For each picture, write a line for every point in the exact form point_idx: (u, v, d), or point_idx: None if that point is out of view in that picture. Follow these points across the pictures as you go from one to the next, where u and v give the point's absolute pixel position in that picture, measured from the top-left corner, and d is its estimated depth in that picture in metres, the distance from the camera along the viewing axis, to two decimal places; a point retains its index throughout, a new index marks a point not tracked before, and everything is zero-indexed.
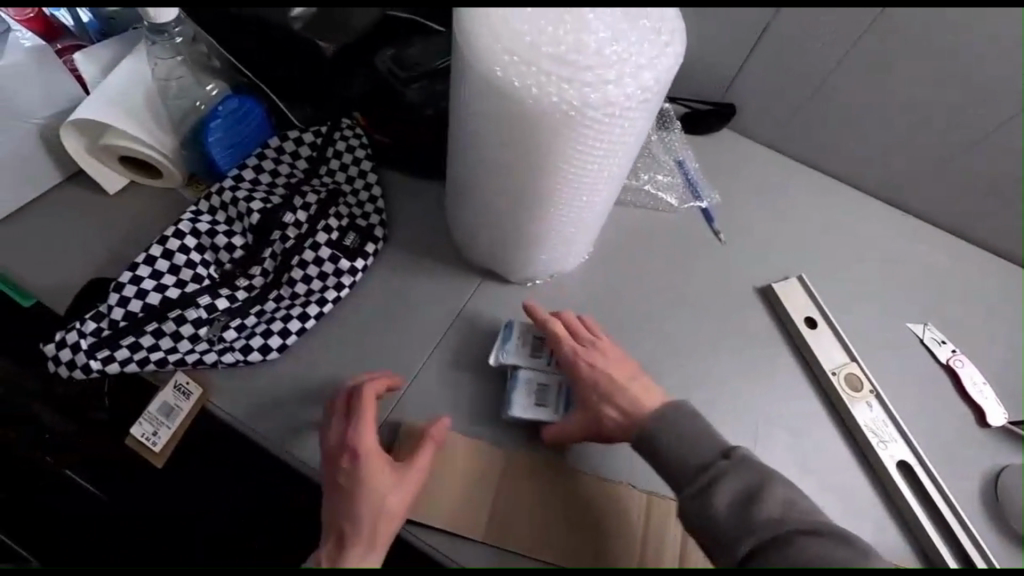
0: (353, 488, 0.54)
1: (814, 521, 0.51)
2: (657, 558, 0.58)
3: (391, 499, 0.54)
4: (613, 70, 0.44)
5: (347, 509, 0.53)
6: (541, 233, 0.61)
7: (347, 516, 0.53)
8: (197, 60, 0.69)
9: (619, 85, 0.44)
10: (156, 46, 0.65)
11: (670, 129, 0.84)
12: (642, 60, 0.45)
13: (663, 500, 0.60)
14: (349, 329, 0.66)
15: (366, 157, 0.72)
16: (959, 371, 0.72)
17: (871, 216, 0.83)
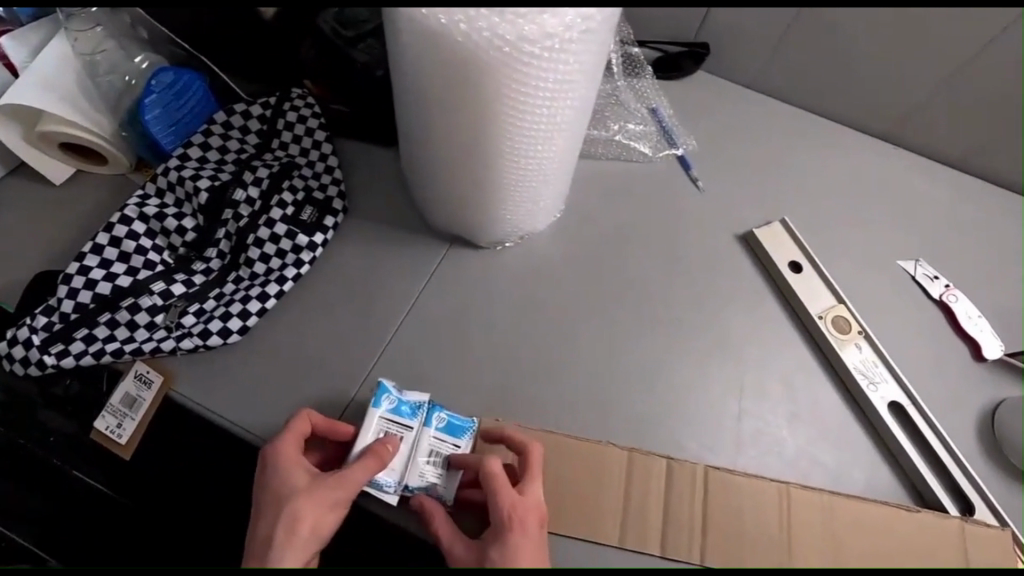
0: (272, 494, 0.51)
1: None
2: (640, 516, 0.57)
3: (304, 502, 0.50)
4: None
5: (264, 520, 0.50)
6: (501, 191, 0.58)
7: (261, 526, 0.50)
8: (123, 32, 0.66)
9: (556, 14, 0.41)
10: (71, 19, 0.63)
11: (641, 76, 0.79)
12: None
13: (644, 457, 0.59)
14: (311, 306, 0.64)
15: (320, 126, 0.69)
16: (953, 306, 0.69)
17: (858, 151, 0.79)
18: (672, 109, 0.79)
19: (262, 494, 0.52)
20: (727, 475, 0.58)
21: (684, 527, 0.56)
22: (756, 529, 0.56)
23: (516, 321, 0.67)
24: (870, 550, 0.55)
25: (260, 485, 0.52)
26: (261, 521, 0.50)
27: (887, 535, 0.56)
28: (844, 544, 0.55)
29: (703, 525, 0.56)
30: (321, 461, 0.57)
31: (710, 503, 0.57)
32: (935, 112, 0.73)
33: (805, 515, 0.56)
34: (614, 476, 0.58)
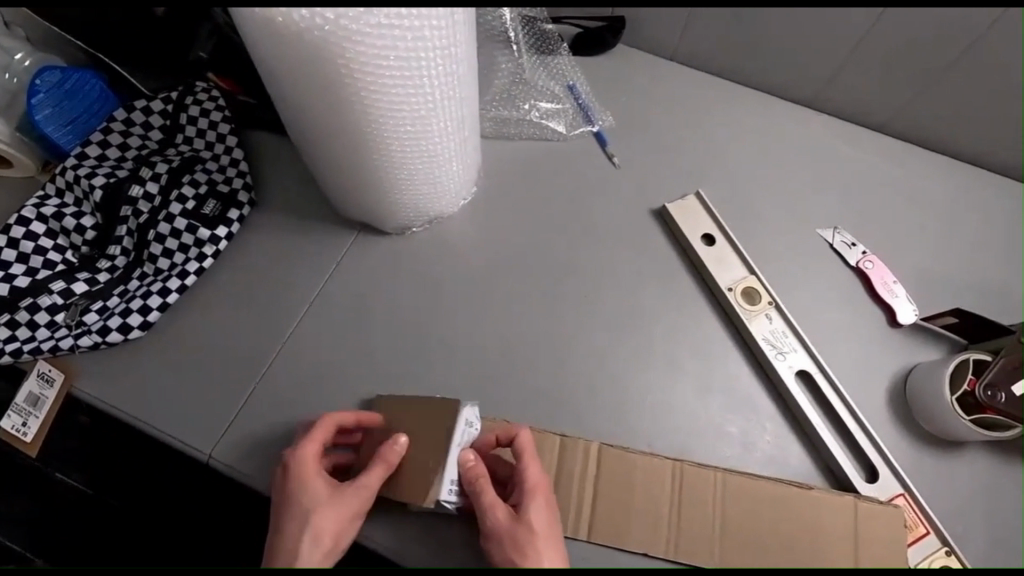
0: (296, 510, 0.52)
1: None
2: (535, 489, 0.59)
3: (331, 525, 0.52)
4: None
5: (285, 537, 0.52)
6: (385, 173, 0.57)
7: (283, 539, 0.52)
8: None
9: None
10: None
11: (558, 54, 0.77)
12: None
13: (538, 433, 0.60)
14: (214, 299, 0.64)
15: (223, 119, 0.68)
16: (869, 273, 0.68)
17: (781, 118, 0.77)
18: (589, 84, 0.78)
19: (287, 509, 0.53)
20: (617, 453, 0.59)
21: (573, 497, 0.58)
22: (643, 500, 0.58)
23: (425, 306, 0.67)
24: (759, 518, 0.57)
25: (287, 499, 0.53)
26: (283, 533, 0.52)
27: (777, 503, 0.57)
28: (734, 514, 0.57)
29: (591, 501, 0.58)
30: (222, 451, 0.58)
31: (600, 480, 0.59)
32: (855, 76, 0.71)
33: (699, 486, 0.58)
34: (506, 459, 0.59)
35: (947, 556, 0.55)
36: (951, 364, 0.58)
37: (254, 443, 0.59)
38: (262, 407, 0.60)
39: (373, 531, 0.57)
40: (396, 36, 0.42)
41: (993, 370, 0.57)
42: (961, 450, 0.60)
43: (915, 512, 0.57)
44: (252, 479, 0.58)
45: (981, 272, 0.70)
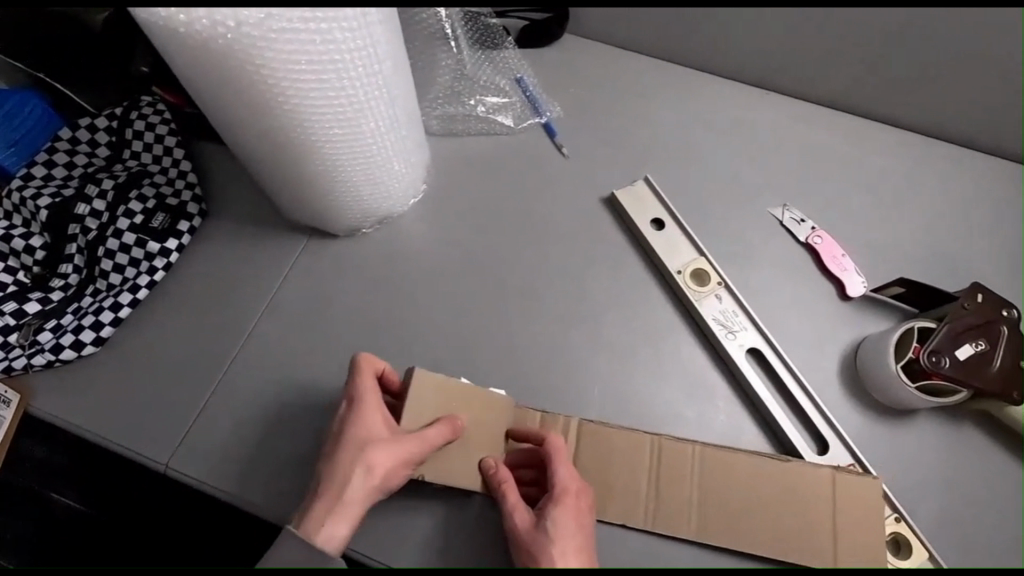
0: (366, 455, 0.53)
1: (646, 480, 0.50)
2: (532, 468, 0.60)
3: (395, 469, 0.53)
4: None
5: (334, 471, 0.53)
6: (324, 176, 0.57)
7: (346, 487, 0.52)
8: None
9: None
10: None
11: (503, 47, 0.77)
12: None
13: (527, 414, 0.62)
14: (166, 312, 0.65)
15: (169, 132, 0.69)
16: (819, 248, 0.68)
17: (728, 100, 0.77)
18: (536, 76, 0.78)
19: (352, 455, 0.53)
20: (600, 427, 0.60)
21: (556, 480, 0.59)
22: (621, 474, 0.59)
23: (379, 306, 0.67)
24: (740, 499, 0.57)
25: (354, 445, 0.54)
26: (349, 478, 0.52)
27: (757, 482, 0.57)
28: (713, 492, 0.58)
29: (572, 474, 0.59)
30: (181, 461, 0.59)
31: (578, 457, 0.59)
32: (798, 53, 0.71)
33: (677, 462, 0.59)
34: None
35: (896, 522, 0.57)
36: (893, 333, 0.59)
37: (212, 451, 0.59)
38: (219, 416, 0.61)
39: None
40: (306, 37, 0.42)
41: (938, 337, 0.57)
42: (911, 419, 0.61)
43: None
44: (211, 487, 0.58)
45: (933, 240, 0.71)
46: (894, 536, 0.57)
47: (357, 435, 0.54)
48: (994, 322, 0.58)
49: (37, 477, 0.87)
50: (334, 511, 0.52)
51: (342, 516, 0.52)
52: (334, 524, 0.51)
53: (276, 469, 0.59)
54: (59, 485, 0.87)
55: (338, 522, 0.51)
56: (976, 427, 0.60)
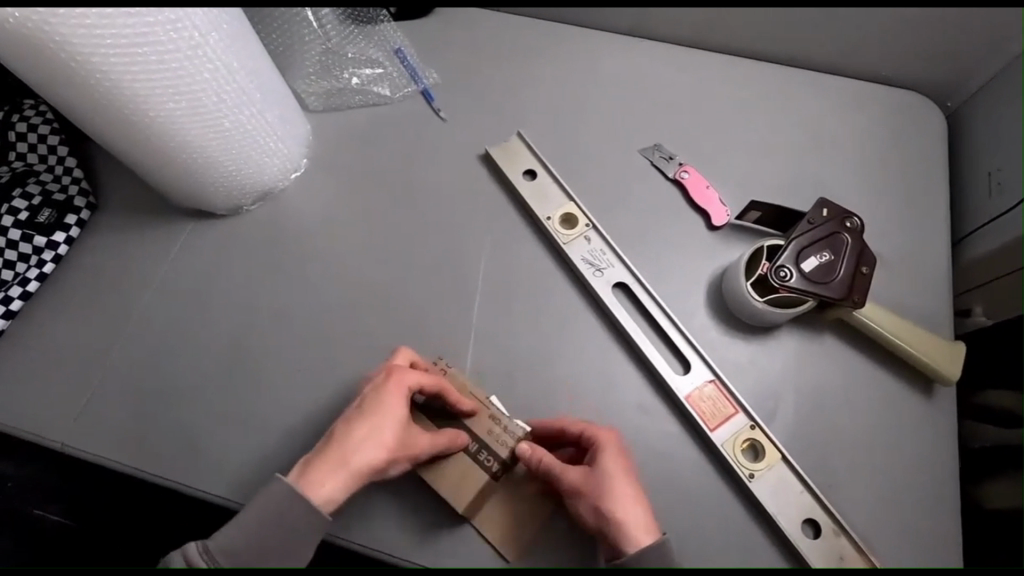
0: (386, 430, 0.52)
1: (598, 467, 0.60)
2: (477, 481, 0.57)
3: (395, 442, 0.52)
4: None
5: (359, 438, 0.51)
6: (184, 160, 0.59)
7: (362, 454, 0.51)
8: None
9: None
10: None
11: (378, 22, 0.80)
12: None
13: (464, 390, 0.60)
14: (60, 301, 0.68)
15: (52, 131, 0.71)
16: (686, 183, 0.71)
17: (599, 48, 0.79)
18: (413, 46, 0.80)
19: (382, 431, 0.52)
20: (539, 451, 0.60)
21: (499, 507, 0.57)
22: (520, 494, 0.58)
23: (265, 280, 0.69)
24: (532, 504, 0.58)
25: (393, 421, 0.53)
26: (371, 457, 0.51)
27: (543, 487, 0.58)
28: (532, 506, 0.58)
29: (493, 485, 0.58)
30: (74, 437, 0.62)
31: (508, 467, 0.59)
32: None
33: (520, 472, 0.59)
34: (347, 394, 0.63)
35: (751, 430, 0.58)
36: (752, 250, 0.62)
37: (104, 425, 0.63)
38: (111, 393, 0.64)
39: (220, 491, 0.60)
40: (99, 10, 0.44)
41: (784, 252, 0.59)
42: (772, 335, 0.63)
43: (721, 394, 0.60)
44: (102, 458, 0.62)
45: (800, 163, 0.72)
46: (750, 443, 0.58)
47: (396, 418, 0.53)
48: (838, 234, 0.60)
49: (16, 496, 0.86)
50: (334, 474, 0.49)
51: (339, 481, 0.49)
52: (329, 485, 0.49)
53: (167, 438, 0.62)
54: (40, 503, 0.87)
55: (336, 482, 0.49)
56: (835, 337, 0.63)
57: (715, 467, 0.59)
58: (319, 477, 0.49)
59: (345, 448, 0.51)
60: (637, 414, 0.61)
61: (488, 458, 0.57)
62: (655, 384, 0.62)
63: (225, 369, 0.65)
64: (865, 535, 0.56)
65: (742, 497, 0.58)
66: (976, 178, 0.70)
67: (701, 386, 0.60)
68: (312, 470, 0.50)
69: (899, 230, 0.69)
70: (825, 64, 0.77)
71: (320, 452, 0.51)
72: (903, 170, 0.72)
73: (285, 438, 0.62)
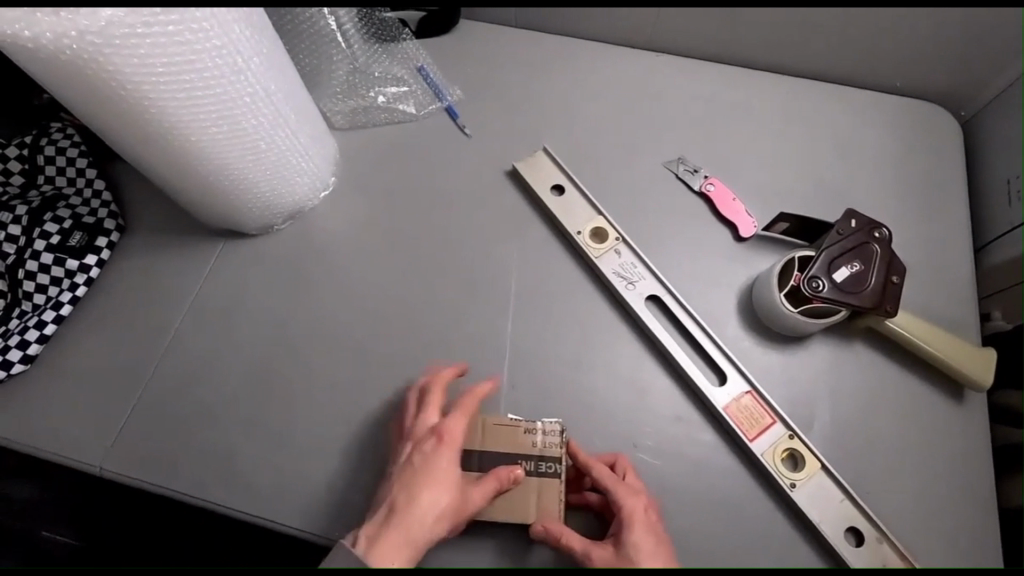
0: (442, 491, 0.52)
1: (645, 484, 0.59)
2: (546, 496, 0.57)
3: (455, 503, 0.52)
4: None
5: (419, 505, 0.51)
6: (221, 182, 0.60)
7: (429, 520, 0.51)
8: None
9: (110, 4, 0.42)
10: None
11: (401, 41, 0.80)
12: None
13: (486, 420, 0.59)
14: (92, 323, 0.68)
15: (80, 154, 0.71)
16: (712, 195, 0.72)
17: (620, 62, 0.81)
18: (436, 64, 0.81)
19: (443, 493, 0.52)
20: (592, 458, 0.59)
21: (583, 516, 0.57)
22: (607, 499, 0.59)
23: (297, 298, 0.69)
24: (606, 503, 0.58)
25: (448, 483, 0.52)
26: (433, 525, 0.51)
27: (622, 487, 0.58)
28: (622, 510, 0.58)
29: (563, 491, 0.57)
30: (111, 460, 0.62)
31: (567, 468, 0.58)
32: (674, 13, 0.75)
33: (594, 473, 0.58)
34: (384, 411, 0.64)
35: (790, 439, 0.59)
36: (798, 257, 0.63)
37: (142, 446, 0.63)
38: (147, 414, 0.64)
39: (262, 512, 0.60)
40: (151, 40, 0.45)
41: (816, 264, 0.60)
42: (804, 344, 0.64)
43: (759, 405, 0.60)
44: (141, 481, 0.61)
45: (822, 173, 0.74)
46: (788, 452, 0.59)
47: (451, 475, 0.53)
48: (867, 244, 0.62)
49: (26, 517, 0.89)
50: (402, 541, 0.49)
51: (408, 548, 0.49)
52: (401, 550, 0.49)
53: (206, 461, 0.62)
54: (49, 523, 0.89)
55: (403, 550, 0.49)
56: (865, 346, 0.64)
57: (755, 476, 0.59)
58: (393, 546, 0.49)
59: (409, 519, 0.50)
60: (674, 425, 0.62)
61: (549, 466, 0.57)
62: (690, 395, 0.63)
63: (261, 390, 0.65)
64: (905, 541, 0.57)
65: (783, 506, 0.58)
66: (994, 186, 0.72)
67: (739, 397, 0.61)
68: (377, 543, 0.49)
69: (921, 238, 0.70)
70: (842, 77, 0.78)
71: (383, 519, 0.51)
72: (923, 179, 0.73)
73: (323, 457, 0.62)
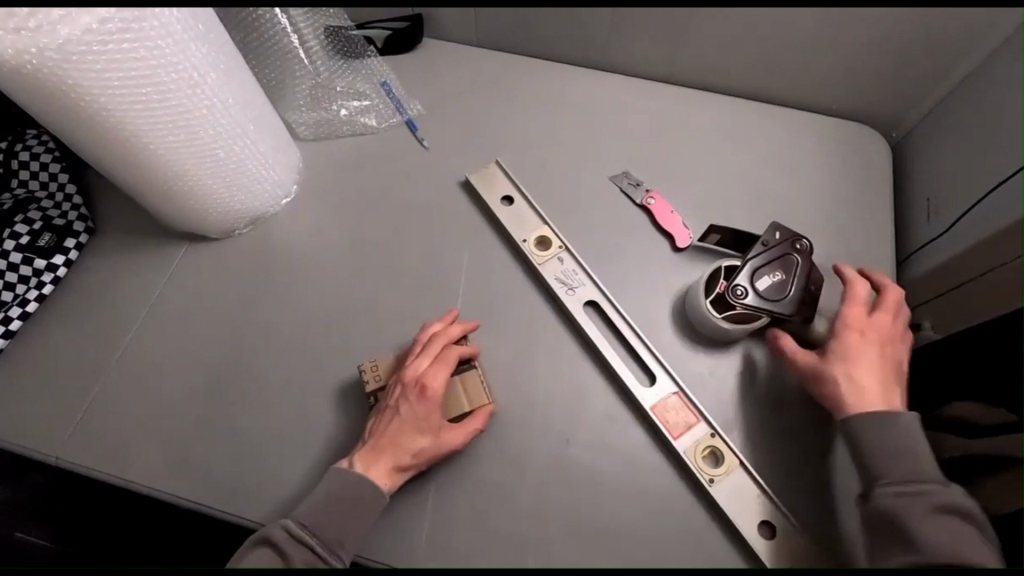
0: (399, 420, 0.59)
1: (576, 480, 0.62)
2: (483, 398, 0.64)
3: (414, 426, 0.58)
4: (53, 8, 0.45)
5: (385, 435, 0.58)
6: (181, 188, 0.63)
7: (399, 443, 0.58)
8: None
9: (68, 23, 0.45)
10: None
11: (366, 57, 0.84)
12: None
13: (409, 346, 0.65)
14: (57, 320, 0.72)
15: (53, 159, 0.75)
16: (652, 207, 0.76)
17: (573, 82, 0.85)
18: (399, 79, 0.85)
19: (401, 420, 0.59)
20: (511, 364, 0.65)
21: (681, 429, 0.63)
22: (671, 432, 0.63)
23: (257, 299, 0.73)
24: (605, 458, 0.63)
25: (401, 411, 0.59)
26: (410, 447, 0.58)
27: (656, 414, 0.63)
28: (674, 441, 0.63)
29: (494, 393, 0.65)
30: (69, 451, 0.65)
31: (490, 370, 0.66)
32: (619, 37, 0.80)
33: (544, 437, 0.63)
34: (331, 409, 0.67)
35: (711, 437, 0.62)
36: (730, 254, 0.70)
37: (100, 438, 0.65)
38: (105, 408, 0.67)
39: (211, 503, 0.62)
40: (108, 56, 0.48)
41: (740, 272, 0.64)
42: (732, 349, 0.68)
43: (684, 406, 0.64)
44: (95, 472, 0.64)
45: (757, 189, 0.78)
46: (710, 450, 0.62)
47: (436, 422, 0.59)
48: (788, 254, 0.65)
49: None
50: (385, 458, 0.57)
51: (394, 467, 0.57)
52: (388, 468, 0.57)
53: (159, 453, 0.65)
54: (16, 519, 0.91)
55: (391, 467, 0.57)
56: None
57: (679, 474, 0.62)
58: (382, 467, 0.57)
59: (386, 447, 0.58)
60: (605, 423, 0.65)
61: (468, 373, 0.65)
62: (622, 396, 0.66)
63: (216, 386, 0.68)
64: (820, 538, 0.60)
65: (705, 503, 0.61)
66: (917, 204, 0.76)
67: (666, 397, 0.64)
68: (371, 465, 0.57)
69: (849, 252, 0.74)
70: (779, 99, 0.83)
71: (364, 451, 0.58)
72: (852, 195, 0.78)
73: (271, 453, 0.64)
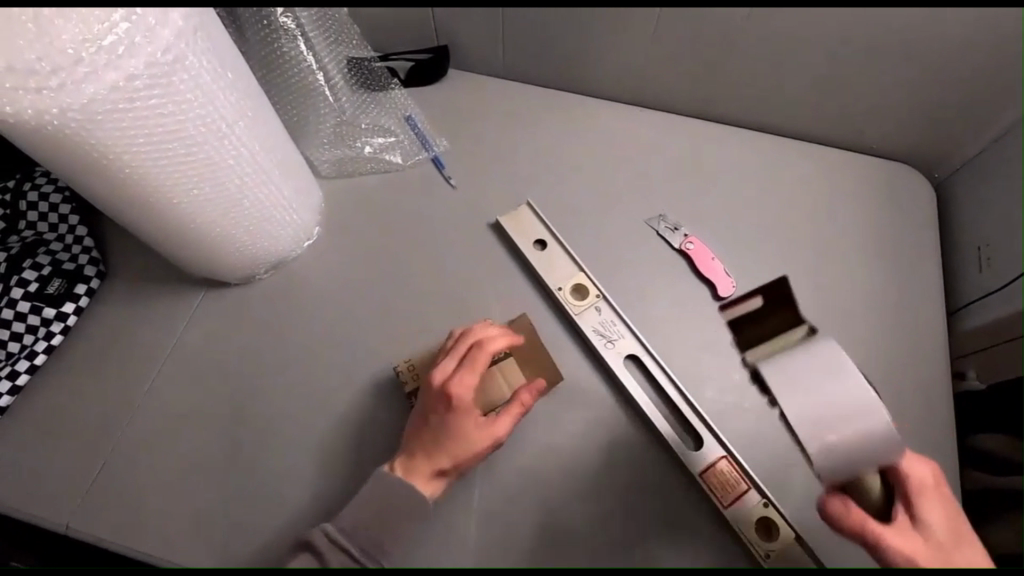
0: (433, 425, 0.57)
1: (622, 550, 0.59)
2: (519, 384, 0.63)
3: (448, 428, 0.57)
4: (81, 65, 0.41)
5: (423, 441, 0.57)
6: (201, 237, 0.60)
7: (436, 443, 0.56)
8: None
9: (95, 81, 0.42)
10: None
11: (390, 88, 0.81)
12: (119, 47, 0.42)
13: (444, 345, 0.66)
14: (66, 372, 0.68)
15: (63, 199, 0.72)
16: (691, 254, 0.73)
17: (604, 117, 0.82)
18: (424, 113, 0.82)
19: (438, 424, 0.57)
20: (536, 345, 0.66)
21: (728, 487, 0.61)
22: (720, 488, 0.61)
23: (277, 349, 0.69)
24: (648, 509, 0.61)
25: (434, 416, 0.58)
26: (446, 451, 0.56)
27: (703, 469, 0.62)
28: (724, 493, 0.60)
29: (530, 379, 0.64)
30: (79, 519, 0.61)
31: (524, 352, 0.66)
32: (655, 74, 0.77)
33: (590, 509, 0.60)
34: (359, 471, 0.63)
35: (764, 507, 0.60)
36: (847, 357, 0.46)
37: (112, 504, 0.61)
38: (118, 469, 0.63)
39: None
40: (136, 112, 0.45)
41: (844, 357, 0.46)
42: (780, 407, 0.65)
43: (734, 471, 0.61)
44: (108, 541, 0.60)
45: (797, 234, 0.76)
46: (763, 521, 0.60)
47: (473, 424, 0.57)
48: None
49: None
50: (425, 463, 0.56)
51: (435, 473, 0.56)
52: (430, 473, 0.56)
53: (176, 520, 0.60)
54: None
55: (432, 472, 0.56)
56: None
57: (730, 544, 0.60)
58: (422, 473, 0.56)
59: (425, 452, 0.57)
60: (649, 487, 0.62)
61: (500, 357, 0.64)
62: (666, 457, 0.64)
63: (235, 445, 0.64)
64: None
65: None
66: (964, 251, 0.73)
67: (716, 462, 0.62)
68: (409, 472, 0.56)
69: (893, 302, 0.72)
70: (819, 137, 0.80)
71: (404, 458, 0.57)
72: (893, 242, 0.76)
73: (297, 518, 0.60)
